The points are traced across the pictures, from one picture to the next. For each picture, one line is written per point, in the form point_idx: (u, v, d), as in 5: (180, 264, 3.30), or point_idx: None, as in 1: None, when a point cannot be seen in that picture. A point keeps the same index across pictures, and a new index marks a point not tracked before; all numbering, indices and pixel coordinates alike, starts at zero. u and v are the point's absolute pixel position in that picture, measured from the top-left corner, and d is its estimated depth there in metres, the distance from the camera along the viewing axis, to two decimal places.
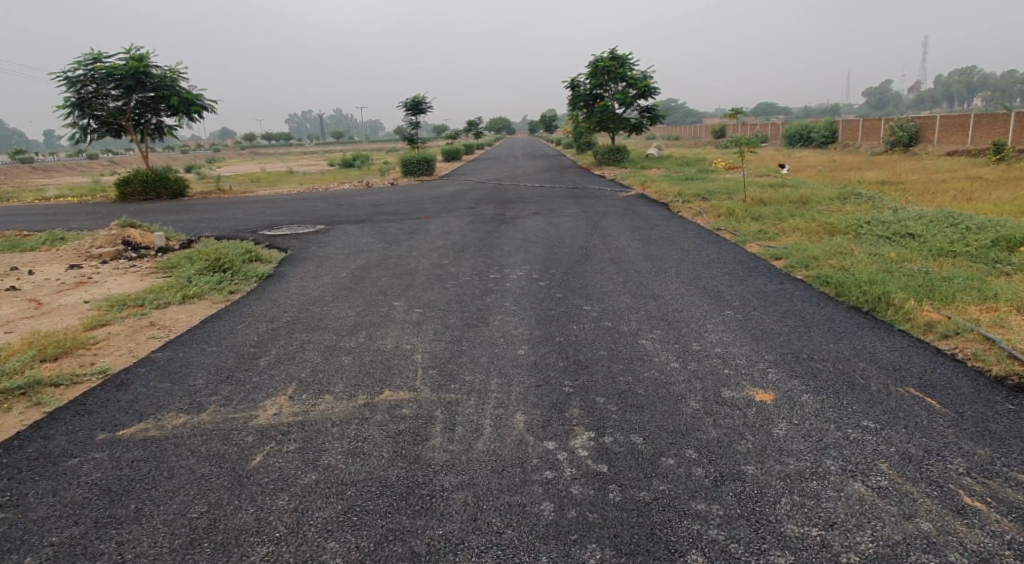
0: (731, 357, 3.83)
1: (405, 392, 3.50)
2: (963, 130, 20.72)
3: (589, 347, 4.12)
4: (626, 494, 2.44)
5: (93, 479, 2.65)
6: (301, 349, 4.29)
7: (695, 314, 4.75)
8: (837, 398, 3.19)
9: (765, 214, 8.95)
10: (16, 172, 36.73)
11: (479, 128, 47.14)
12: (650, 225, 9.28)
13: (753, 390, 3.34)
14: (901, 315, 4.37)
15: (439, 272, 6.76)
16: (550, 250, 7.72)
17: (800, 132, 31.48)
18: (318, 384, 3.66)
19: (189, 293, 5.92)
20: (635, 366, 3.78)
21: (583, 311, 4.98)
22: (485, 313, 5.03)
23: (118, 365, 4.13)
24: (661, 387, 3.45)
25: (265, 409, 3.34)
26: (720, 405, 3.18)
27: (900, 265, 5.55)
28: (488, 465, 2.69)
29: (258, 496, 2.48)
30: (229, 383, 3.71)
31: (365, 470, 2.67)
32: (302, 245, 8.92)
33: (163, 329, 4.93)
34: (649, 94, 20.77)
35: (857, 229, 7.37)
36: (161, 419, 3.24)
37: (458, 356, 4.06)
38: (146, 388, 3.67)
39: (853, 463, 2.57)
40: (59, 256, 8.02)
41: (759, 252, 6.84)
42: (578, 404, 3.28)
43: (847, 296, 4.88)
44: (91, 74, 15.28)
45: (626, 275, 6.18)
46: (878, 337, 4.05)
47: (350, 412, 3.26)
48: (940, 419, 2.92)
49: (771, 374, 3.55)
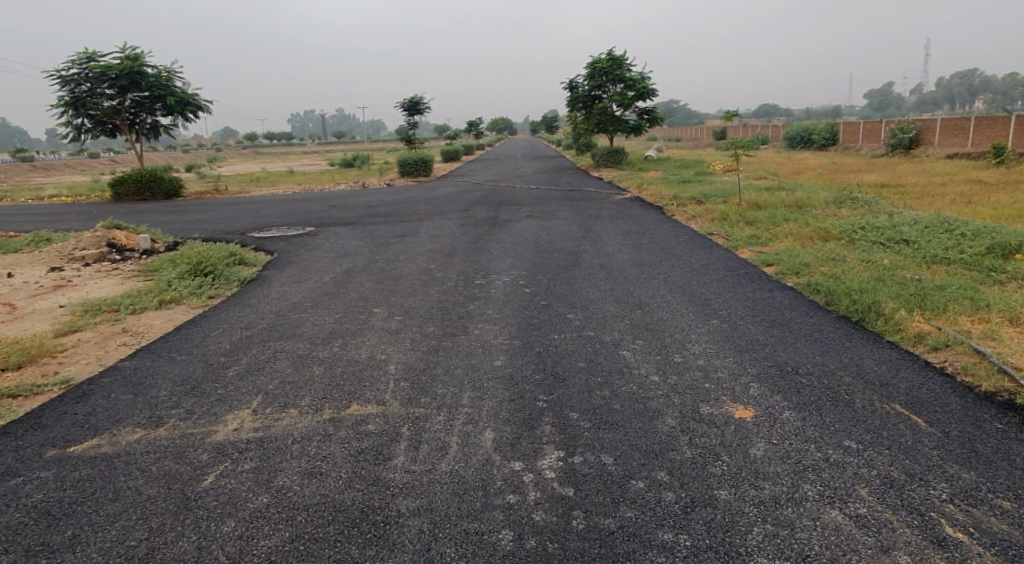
0: (713, 370, 3.70)
1: (373, 406, 3.38)
2: (964, 133, 20.57)
3: (568, 358, 4.00)
4: (590, 521, 2.32)
5: (33, 501, 2.53)
6: (272, 359, 4.17)
7: (681, 323, 4.63)
8: (821, 416, 3.05)
9: (759, 218, 8.82)
10: (14, 170, 36.67)
11: (479, 128, 47.01)
12: (643, 228, 9.16)
13: (734, 407, 3.21)
14: (891, 326, 4.24)
15: (425, 277, 6.64)
16: (539, 254, 7.59)
17: (801, 134, 31.34)
18: (284, 396, 3.54)
19: (167, 299, 5.79)
20: (613, 379, 3.65)
21: (566, 319, 4.85)
22: (466, 321, 4.90)
23: (81, 375, 4.00)
24: (639, 401, 3.33)
25: (226, 423, 3.21)
26: (697, 422, 3.05)
27: (893, 273, 5.42)
28: (449, 488, 2.56)
29: (202, 522, 2.37)
30: (193, 395, 3.59)
31: (319, 493, 2.55)
32: (290, 248, 8.80)
33: (135, 336, 4.80)
34: (648, 95, 20.65)
35: (852, 234, 7.24)
36: (116, 434, 3.12)
37: (432, 367, 3.94)
38: (107, 400, 3.55)
39: (832, 489, 2.44)
40: (42, 259, 7.91)
41: (751, 258, 6.72)
42: (550, 420, 3.15)
43: (836, 305, 4.77)
44: (85, 72, 15.14)
45: (614, 281, 6.05)
46: (866, 349, 3.92)
47: (313, 427, 3.14)
48: (925, 439, 2.79)
49: (753, 388, 3.42)
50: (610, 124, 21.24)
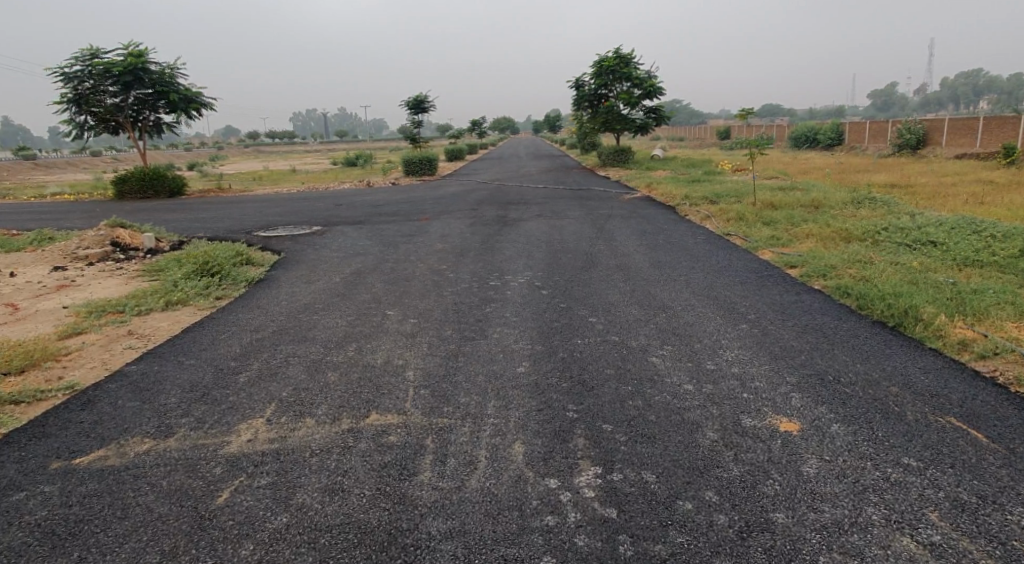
0: (750, 379, 3.51)
1: (393, 415, 3.20)
2: (972, 133, 20.34)
3: (595, 365, 3.81)
4: (639, 548, 2.15)
5: (36, 519, 2.36)
6: (284, 364, 3.98)
7: (709, 328, 4.44)
8: (872, 429, 2.87)
9: (776, 218, 8.62)
10: (19, 168, 36.71)
11: (483, 126, 46.87)
12: (657, 229, 8.97)
13: (777, 419, 3.03)
14: (931, 332, 4.05)
15: (437, 278, 6.45)
16: (553, 255, 7.40)
17: (807, 134, 31.07)
18: (299, 405, 3.35)
19: (173, 300, 5.62)
20: (645, 388, 3.46)
21: (588, 323, 4.67)
22: (484, 325, 4.72)
23: (87, 380, 3.82)
24: (675, 413, 3.14)
25: (239, 433, 3.03)
26: (741, 436, 2.87)
27: (925, 276, 5.23)
28: (482, 508, 2.39)
29: (219, 544, 2.20)
30: (204, 402, 3.40)
31: (343, 511, 2.37)
32: (296, 248, 8.62)
33: (142, 339, 4.63)
34: (655, 94, 20.43)
35: (875, 236, 7.05)
36: (123, 445, 2.94)
37: (453, 374, 3.76)
38: (113, 408, 3.36)
39: (898, 513, 2.27)
40: (43, 258, 7.72)
41: (773, 259, 6.53)
42: (582, 433, 2.97)
43: (870, 310, 4.57)
44: (87, 69, 14.96)
45: (633, 283, 5.86)
46: (909, 357, 3.73)
47: (331, 439, 2.96)
48: (990, 457, 2.60)
49: (795, 399, 3.23)
50: (617, 123, 21.02)
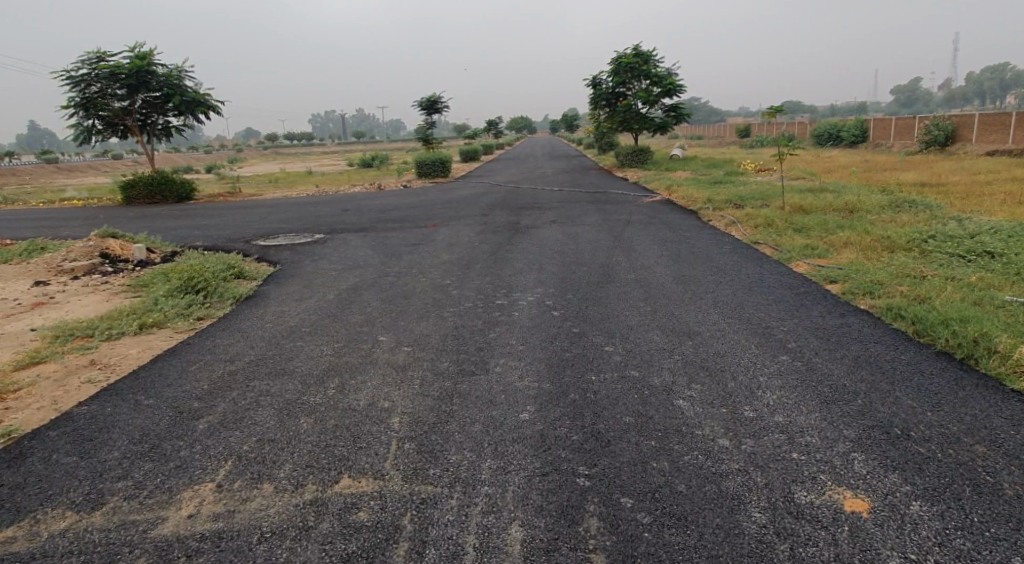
0: (800, 433, 2.90)
1: (369, 480, 2.66)
2: (1004, 129, 19.26)
3: (611, 410, 3.23)
4: None
5: None
6: (253, 406, 3.45)
7: (744, 360, 3.83)
8: (962, 512, 2.29)
9: (808, 224, 7.94)
10: (40, 171, 36.90)
11: (497, 128, 46.38)
12: (677, 236, 8.37)
13: (839, 491, 2.45)
14: (1011, 369, 3.40)
15: (438, 295, 5.93)
16: (567, 267, 6.84)
17: (831, 131, 30.01)
18: (258, 463, 2.83)
19: (148, 322, 5.11)
20: (672, 443, 2.88)
21: (604, 353, 4.09)
22: (486, 355, 4.16)
23: (28, 425, 3.32)
24: (709, 481, 2.56)
25: (180, 505, 2.52)
26: (795, 520, 2.30)
27: (987, 294, 4.57)
28: None
29: None
30: (150, 458, 2.90)
31: None
32: (295, 258, 8.16)
33: (104, 369, 4.14)
34: (674, 92, 19.68)
35: (923, 244, 6.35)
36: (41, 521, 2.45)
37: (445, 421, 3.20)
38: (43, 464, 2.87)
39: None
40: (28, 272, 7.30)
41: (809, 271, 5.90)
42: (596, 510, 2.41)
43: (932, 337, 3.93)
44: (95, 72, 14.67)
45: (654, 301, 5.29)
46: (989, 403, 3.10)
47: (288, 514, 2.44)
48: None
49: (858, 463, 2.63)
50: (636, 122, 20.31)
